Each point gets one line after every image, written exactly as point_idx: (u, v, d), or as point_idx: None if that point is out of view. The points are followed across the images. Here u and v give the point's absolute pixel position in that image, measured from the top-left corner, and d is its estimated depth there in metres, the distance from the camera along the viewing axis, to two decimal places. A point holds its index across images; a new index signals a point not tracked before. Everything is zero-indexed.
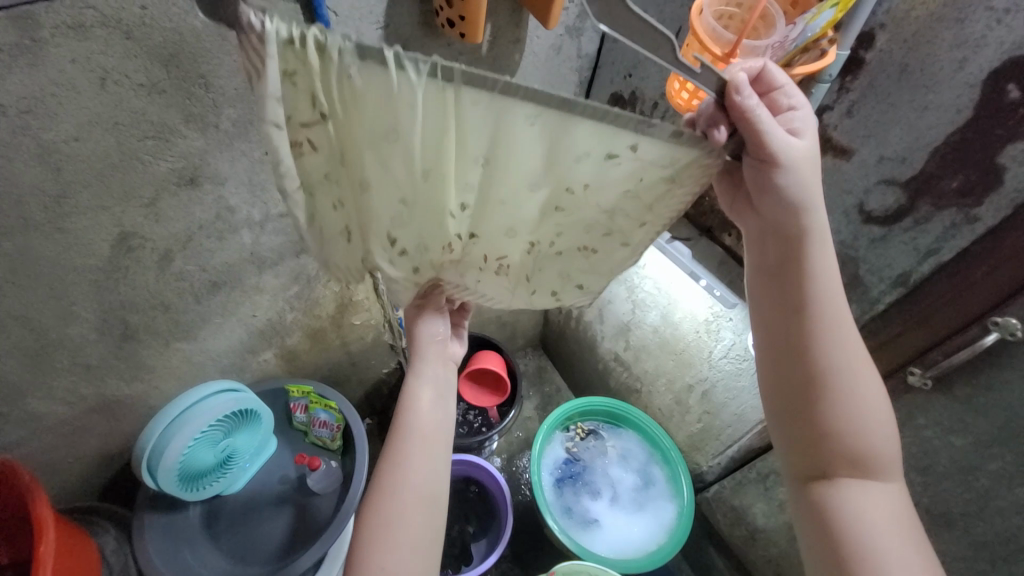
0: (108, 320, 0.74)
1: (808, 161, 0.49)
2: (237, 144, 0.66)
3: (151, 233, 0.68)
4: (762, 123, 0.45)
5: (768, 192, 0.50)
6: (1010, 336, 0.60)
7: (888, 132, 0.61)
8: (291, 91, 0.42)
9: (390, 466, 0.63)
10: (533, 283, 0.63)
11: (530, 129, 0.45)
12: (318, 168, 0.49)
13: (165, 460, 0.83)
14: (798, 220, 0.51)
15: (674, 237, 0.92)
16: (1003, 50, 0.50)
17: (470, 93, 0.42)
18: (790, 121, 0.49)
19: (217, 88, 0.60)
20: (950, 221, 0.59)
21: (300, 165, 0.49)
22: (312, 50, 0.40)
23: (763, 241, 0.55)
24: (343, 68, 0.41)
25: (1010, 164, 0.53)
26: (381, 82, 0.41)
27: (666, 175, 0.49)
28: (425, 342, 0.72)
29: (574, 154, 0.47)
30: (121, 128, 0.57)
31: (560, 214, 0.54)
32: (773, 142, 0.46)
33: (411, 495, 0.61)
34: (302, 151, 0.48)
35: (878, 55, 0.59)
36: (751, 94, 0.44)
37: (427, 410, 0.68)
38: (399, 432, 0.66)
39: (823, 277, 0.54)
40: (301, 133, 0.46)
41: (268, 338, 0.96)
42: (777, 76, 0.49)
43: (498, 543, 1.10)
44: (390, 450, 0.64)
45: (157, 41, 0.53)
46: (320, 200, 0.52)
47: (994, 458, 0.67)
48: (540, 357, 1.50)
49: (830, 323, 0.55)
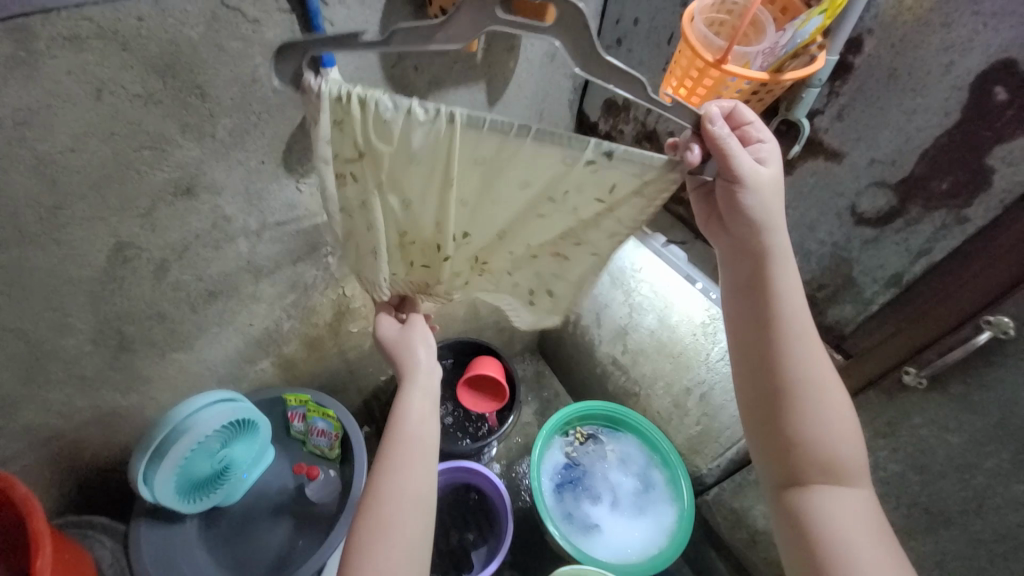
0: (104, 331, 0.73)
1: (771, 185, 0.50)
2: (233, 154, 0.67)
3: (147, 243, 0.68)
4: (731, 152, 0.47)
5: (733, 210, 0.52)
6: (1002, 335, 0.60)
7: (878, 135, 0.62)
8: (337, 134, 0.50)
9: (382, 476, 0.62)
10: (515, 279, 0.64)
11: (517, 151, 0.49)
12: (355, 195, 0.55)
13: (161, 473, 0.82)
14: (759, 238, 0.53)
15: (670, 241, 0.95)
16: (990, 53, 0.51)
17: (472, 134, 0.48)
18: (757, 151, 0.51)
19: (214, 98, 0.60)
20: (941, 222, 0.60)
21: (341, 192, 0.55)
22: (354, 103, 0.46)
23: (734, 257, 0.56)
24: (376, 114, 0.47)
25: (998, 165, 0.54)
26: (406, 126, 0.48)
27: (635, 188, 0.51)
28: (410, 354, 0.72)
29: (554, 172, 0.50)
30: (118, 139, 0.57)
31: (537, 221, 0.56)
32: (739, 166, 0.48)
33: (403, 505, 0.60)
34: (343, 182, 0.54)
35: (867, 60, 0.60)
36: (722, 124, 0.46)
37: (416, 420, 0.67)
38: (389, 442, 0.65)
39: (789, 291, 0.55)
40: (345, 167, 0.52)
41: (265, 346, 0.96)
42: (746, 113, 0.51)
43: (497, 550, 1.09)
44: (381, 460, 0.64)
45: (154, 52, 0.53)
46: (355, 222, 0.58)
47: (990, 456, 0.67)
48: (538, 362, 1.50)
49: (800, 334, 0.55)
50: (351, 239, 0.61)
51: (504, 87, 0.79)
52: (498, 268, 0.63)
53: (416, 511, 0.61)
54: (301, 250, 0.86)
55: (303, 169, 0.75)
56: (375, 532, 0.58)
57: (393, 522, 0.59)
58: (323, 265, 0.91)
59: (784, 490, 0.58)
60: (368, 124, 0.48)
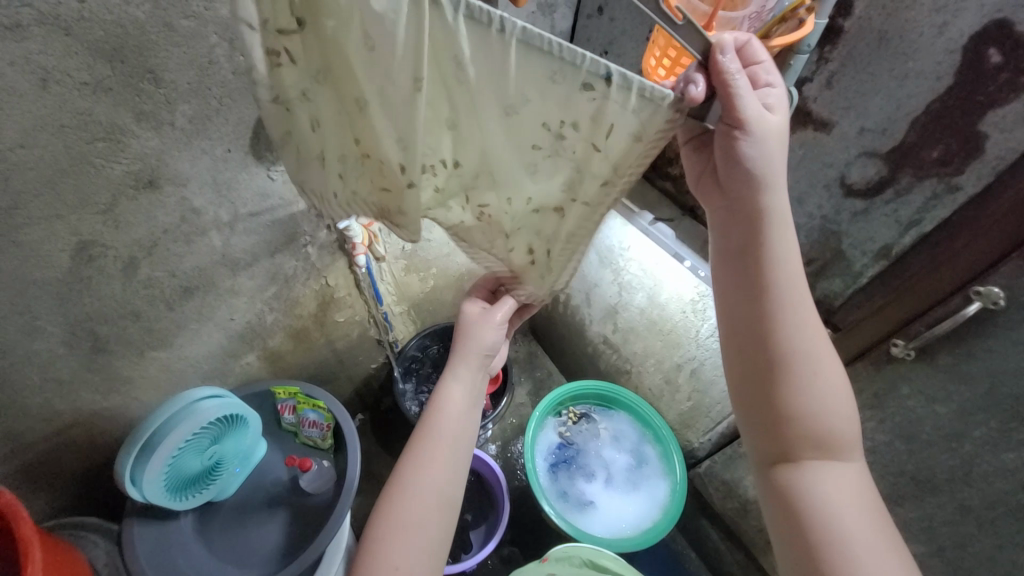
0: (76, 332, 0.70)
1: (775, 136, 0.46)
2: (197, 142, 0.64)
3: (112, 240, 0.65)
4: (738, 91, 0.42)
5: (733, 160, 0.48)
6: (992, 306, 0.57)
7: (868, 103, 0.60)
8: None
9: (415, 461, 0.62)
10: (510, 239, 0.55)
11: (502, 57, 0.40)
12: (296, 82, 0.46)
13: (149, 471, 0.81)
14: (758, 200, 0.50)
15: (657, 218, 0.98)
16: (984, 13, 0.49)
17: (444, 21, 0.38)
18: (766, 97, 0.46)
19: (168, 83, 0.57)
20: (931, 191, 0.59)
21: (276, 77, 0.45)
22: None
23: (728, 221, 0.54)
24: None
25: (991, 131, 0.52)
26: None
27: (633, 133, 0.40)
28: (477, 336, 0.70)
29: (550, 92, 0.41)
30: (68, 131, 0.53)
31: (528, 174, 0.47)
32: (744, 109, 0.44)
33: (427, 494, 0.60)
34: (279, 63, 0.44)
35: (857, 23, 0.57)
36: (734, 57, 0.41)
37: (457, 403, 0.67)
38: (426, 425, 0.65)
39: (784, 258, 0.53)
40: (279, 42, 0.43)
41: (249, 340, 0.94)
42: (757, 52, 0.48)
43: (496, 529, 1.11)
44: (412, 443, 0.65)
45: (98, 35, 0.49)
46: (299, 118, 0.50)
47: (978, 425, 0.65)
48: (530, 342, 1.49)
49: (798, 299, 0.54)
50: (295, 139, 0.52)
51: None
52: (496, 221, 0.54)
53: (440, 498, 0.60)
54: (278, 241, 0.84)
55: (273, 157, 0.74)
56: (397, 517, 0.59)
57: (419, 508, 0.59)
58: (301, 255, 0.89)
59: (774, 466, 0.58)
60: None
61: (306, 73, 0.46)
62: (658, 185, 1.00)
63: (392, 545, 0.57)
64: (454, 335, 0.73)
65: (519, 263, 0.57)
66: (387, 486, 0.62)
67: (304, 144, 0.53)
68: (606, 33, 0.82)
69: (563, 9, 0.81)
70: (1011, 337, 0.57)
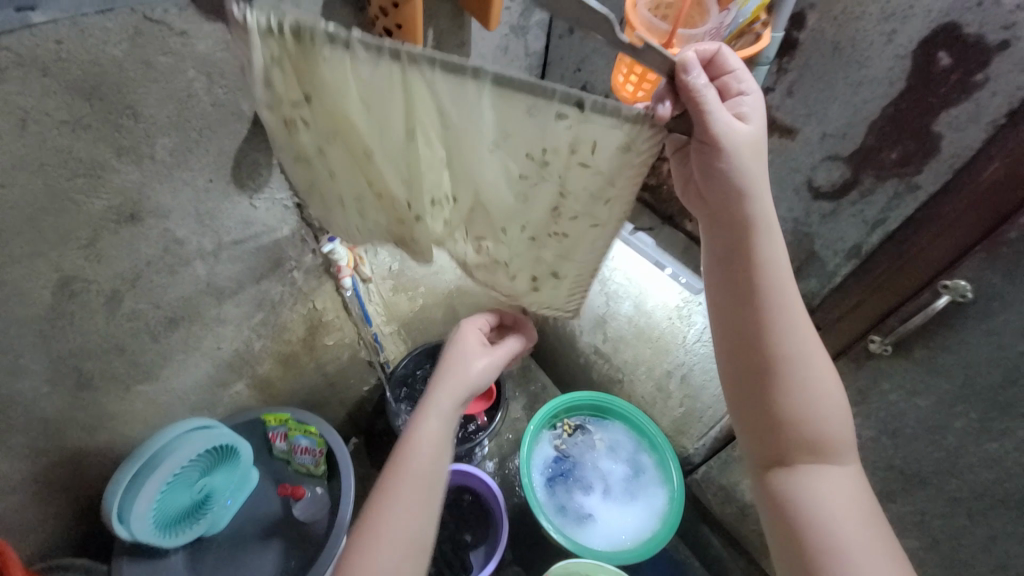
0: (60, 370, 0.69)
1: (751, 145, 0.47)
2: (177, 174, 0.64)
3: (94, 275, 0.64)
4: (706, 106, 0.44)
5: (713, 172, 0.49)
6: (960, 298, 0.59)
7: (827, 110, 0.62)
8: (281, 77, 0.44)
9: (392, 493, 0.62)
10: (510, 267, 0.56)
11: (478, 102, 0.41)
12: (311, 143, 0.50)
13: (137, 508, 0.79)
14: (743, 208, 0.51)
15: (638, 228, 0.96)
16: (931, 19, 0.51)
17: (423, 79, 0.40)
18: (739, 105, 0.48)
19: (147, 118, 0.57)
20: (893, 191, 0.61)
21: (295, 141, 0.50)
22: (292, 37, 0.40)
23: (714, 230, 0.54)
24: (318, 51, 0.40)
25: (945, 131, 0.54)
26: (349, 67, 0.41)
27: (621, 143, 0.42)
28: (462, 368, 0.70)
29: (529, 124, 0.42)
30: (48, 169, 0.54)
31: (516, 201, 0.49)
32: (713, 123, 0.45)
33: (403, 527, 0.60)
34: (295, 128, 0.49)
35: (811, 35, 0.60)
36: (700, 73, 0.42)
37: (438, 431, 0.66)
38: (407, 453, 0.64)
39: (773, 264, 0.53)
40: (293, 112, 0.47)
41: (237, 368, 0.93)
42: (729, 60, 0.49)
43: (496, 548, 1.09)
44: (390, 470, 0.64)
45: (76, 75, 0.50)
46: (319, 169, 0.53)
47: (959, 416, 0.66)
48: (522, 356, 1.49)
49: (790, 308, 0.55)
50: (315, 190, 0.57)
51: None
52: (494, 253, 0.56)
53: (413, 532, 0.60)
54: (263, 267, 0.84)
55: (256, 185, 0.74)
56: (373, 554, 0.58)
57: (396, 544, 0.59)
58: (288, 280, 0.90)
59: (768, 470, 0.59)
60: (304, 57, 0.41)
61: (317, 137, 0.50)
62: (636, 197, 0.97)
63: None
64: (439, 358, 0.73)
65: (519, 288, 0.59)
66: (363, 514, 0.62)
67: (326, 186, 0.56)
68: (578, 52, 0.84)
69: (535, 31, 0.83)
70: (982, 327, 0.59)
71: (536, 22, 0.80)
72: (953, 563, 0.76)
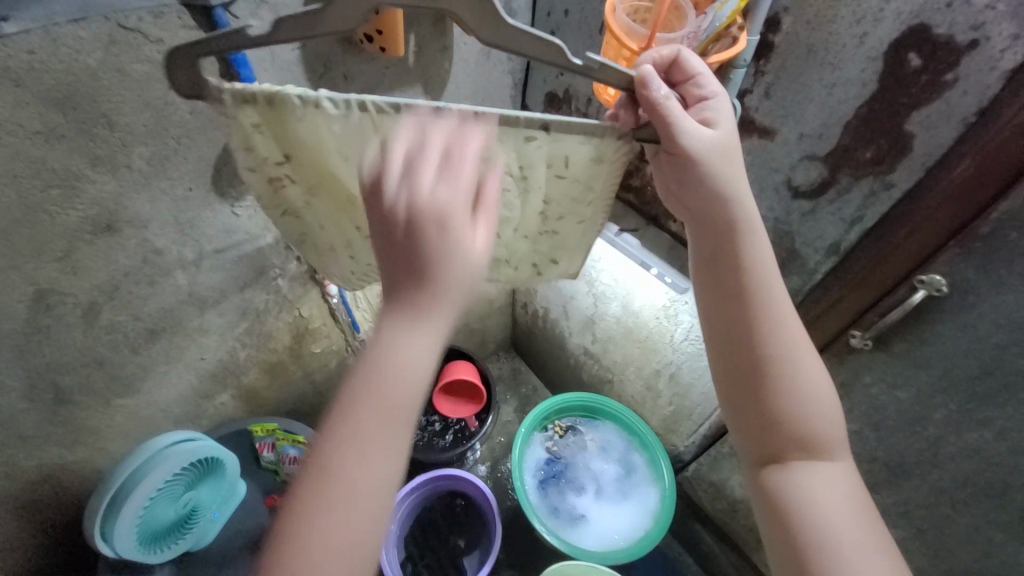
0: (37, 385, 0.68)
1: (722, 148, 0.48)
2: (156, 183, 0.62)
3: (70, 288, 0.63)
4: (672, 117, 0.45)
5: (689, 178, 0.50)
6: (935, 293, 0.61)
7: (804, 111, 0.64)
8: (261, 141, 0.47)
9: (343, 457, 0.39)
10: (511, 261, 0.67)
11: None
12: (298, 197, 0.55)
13: (119, 526, 0.77)
14: (725, 211, 0.51)
15: (622, 229, 0.95)
16: (901, 21, 0.52)
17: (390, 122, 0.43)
18: (704, 111, 0.48)
19: (124, 127, 0.56)
20: (869, 189, 0.62)
21: (283, 196, 0.55)
22: (268, 103, 0.43)
23: (699, 231, 0.55)
24: (293, 112, 0.44)
25: (917, 130, 0.56)
26: (322, 119, 0.44)
27: (595, 155, 0.50)
28: (429, 248, 0.39)
29: (502, 146, 0.47)
30: (21, 181, 0.53)
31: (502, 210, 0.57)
32: (681, 133, 0.46)
33: (364, 506, 0.39)
34: (282, 185, 0.53)
35: (786, 37, 0.61)
36: (660, 86, 0.44)
37: (412, 365, 0.40)
38: (360, 403, 0.40)
39: (759, 267, 0.53)
40: (278, 171, 0.51)
41: (222, 379, 0.92)
42: (692, 64, 0.49)
43: (488, 554, 1.08)
44: (336, 416, 0.40)
45: (48, 85, 0.49)
46: (308, 219, 0.59)
47: (938, 407, 0.68)
48: (513, 358, 1.50)
49: (780, 311, 0.55)
50: (309, 239, 0.62)
51: (442, 88, 0.78)
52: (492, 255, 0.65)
53: (379, 507, 0.40)
54: (246, 276, 0.81)
55: (237, 194, 0.72)
56: (319, 547, 0.38)
57: (356, 533, 0.39)
58: (273, 289, 0.87)
59: (761, 468, 0.60)
60: (280, 117, 0.44)
61: (302, 190, 0.55)
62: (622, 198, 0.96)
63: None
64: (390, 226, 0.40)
65: (525, 276, 0.69)
66: (295, 481, 0.40)
67: (321, 237, 0.62)
68: None
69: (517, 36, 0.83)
70: (957, 320, 0.61)
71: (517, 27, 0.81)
72: (937, 552, 0.77)
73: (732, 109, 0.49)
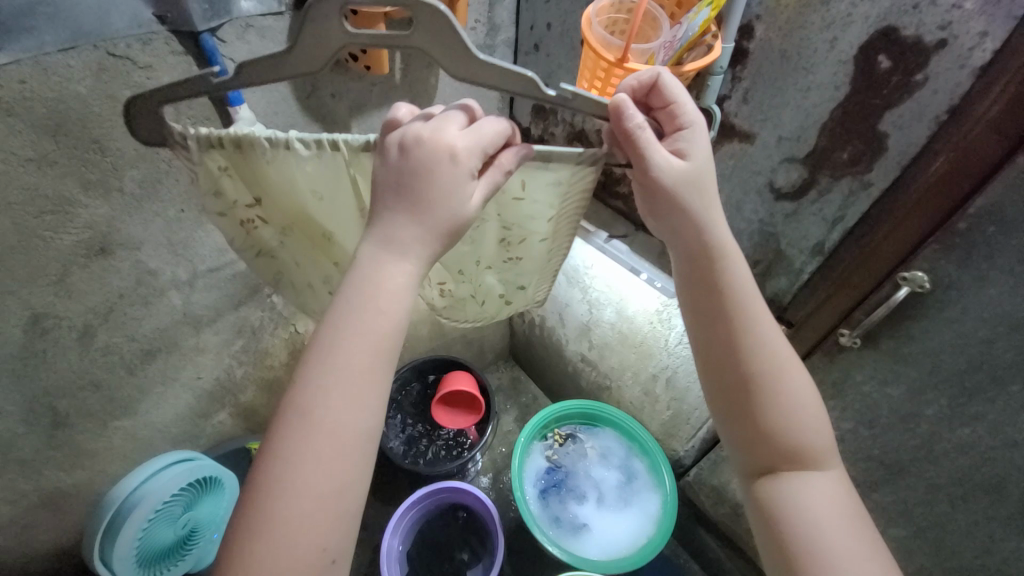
0: (34, 409, 0.69)
1: (692, 174, 0.49)
2: (147, 206, 0.63)
3: (65, 311, 0.64)
4: (645, 145, 0.46)
5: (660, 203, 0.50)
6: (918, 289, 0.60)
7: (781, 114, 0.65)
8: (231, 183, 0.52)
9: (331, 382, 0.39)
10: (479, 295, 0.73)
11: None
12: (272, 236, 0.61)
13: (117, 551, 0.78)
14: (699, 231, 0.52)
15: (612, 236, 0.97)
16: (869, 24, 0.54)
17: (360, 159, 0.48)
18: (678, 140, 0.49)
19: (115, 152, 0.57)
20: (848, 189, 0.63)
21: (257, 236, 0.60)
22: (234, 146, 0.47)
23: (678, 251, 0.55)
24: (261, 154, 0.47)
25: (890, 130, 0.57)
26: (289, 158, 0.48)
27: (555, 181, 0.52)
28: (438, 194, 0.41)
29: None
30: (15, 208, 0.54)
31: (466, 244, 0.63)
32: (653, 160, 0.47)
33: (347, 439, 0.39)
34: (255, 225, 0.59)
35: (760, 44, 0.63)
36: (634, 114, 0.45)
37: (398, 297, 0.42)
38: (355, 345, 0.40)
39: (736, 282, 0.54)
40: (249, 213, 0.57)
41: (219, 398, 0.92)
42: (671, 90, 0.48)
43: (491, 567, 1.07)
44: (319, 349, 0.41)
45: (40, 113, 0.50)
46: (284, 258, 0.65)
47: (930, 404, 0.68)
48: (512, 367, 1.50)
49: (761, 327, 0.55)
50: (285, 276, 0.68)
51: (430, 102, 0.79)
52: (457, 289, 0.72)
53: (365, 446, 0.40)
54: (241, 293, 0.81)
55: None
56: (302, 485, 0.38)
57: (336, 480, 0.39)
58: (267, 306, 0.87)
59: (756, 480, 0.59)
60: (247, 159, 0.49)
61: (275, 230, 0.61)
62: (612, 205, 0.99)
63: (290, 524, 0.38)
64: (410, 162, 0.41)
65: (495, 305, 0.75)
66: (280, 411, 0.40)
67: (296, 276, 0.68)
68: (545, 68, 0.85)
69: (503, 49, 0.85)
70: (941, 316, 0.61)
71: (502, 40, 0.82)
72: (940, 550, 0.77)
73: (708, 137, 0.49)
